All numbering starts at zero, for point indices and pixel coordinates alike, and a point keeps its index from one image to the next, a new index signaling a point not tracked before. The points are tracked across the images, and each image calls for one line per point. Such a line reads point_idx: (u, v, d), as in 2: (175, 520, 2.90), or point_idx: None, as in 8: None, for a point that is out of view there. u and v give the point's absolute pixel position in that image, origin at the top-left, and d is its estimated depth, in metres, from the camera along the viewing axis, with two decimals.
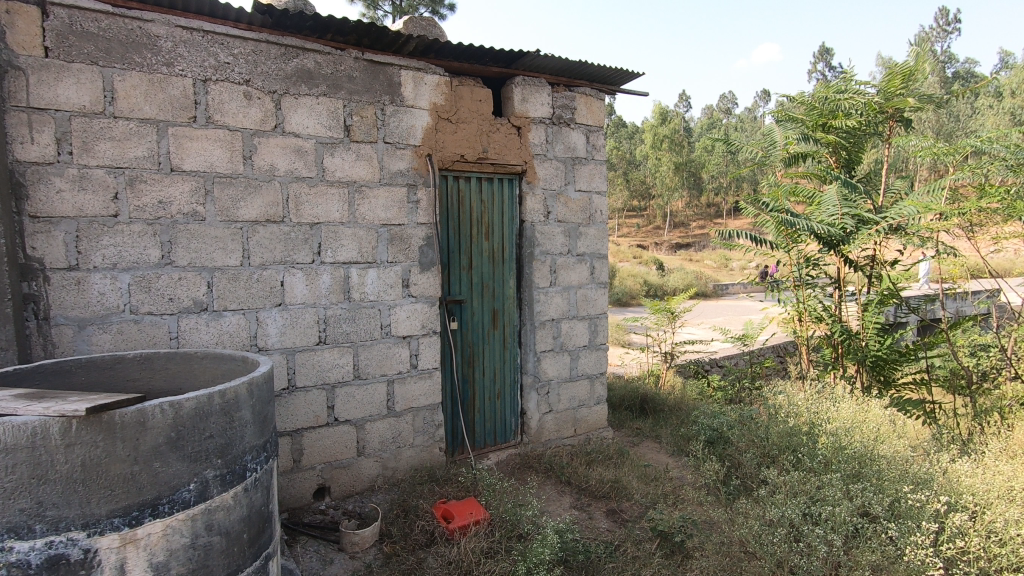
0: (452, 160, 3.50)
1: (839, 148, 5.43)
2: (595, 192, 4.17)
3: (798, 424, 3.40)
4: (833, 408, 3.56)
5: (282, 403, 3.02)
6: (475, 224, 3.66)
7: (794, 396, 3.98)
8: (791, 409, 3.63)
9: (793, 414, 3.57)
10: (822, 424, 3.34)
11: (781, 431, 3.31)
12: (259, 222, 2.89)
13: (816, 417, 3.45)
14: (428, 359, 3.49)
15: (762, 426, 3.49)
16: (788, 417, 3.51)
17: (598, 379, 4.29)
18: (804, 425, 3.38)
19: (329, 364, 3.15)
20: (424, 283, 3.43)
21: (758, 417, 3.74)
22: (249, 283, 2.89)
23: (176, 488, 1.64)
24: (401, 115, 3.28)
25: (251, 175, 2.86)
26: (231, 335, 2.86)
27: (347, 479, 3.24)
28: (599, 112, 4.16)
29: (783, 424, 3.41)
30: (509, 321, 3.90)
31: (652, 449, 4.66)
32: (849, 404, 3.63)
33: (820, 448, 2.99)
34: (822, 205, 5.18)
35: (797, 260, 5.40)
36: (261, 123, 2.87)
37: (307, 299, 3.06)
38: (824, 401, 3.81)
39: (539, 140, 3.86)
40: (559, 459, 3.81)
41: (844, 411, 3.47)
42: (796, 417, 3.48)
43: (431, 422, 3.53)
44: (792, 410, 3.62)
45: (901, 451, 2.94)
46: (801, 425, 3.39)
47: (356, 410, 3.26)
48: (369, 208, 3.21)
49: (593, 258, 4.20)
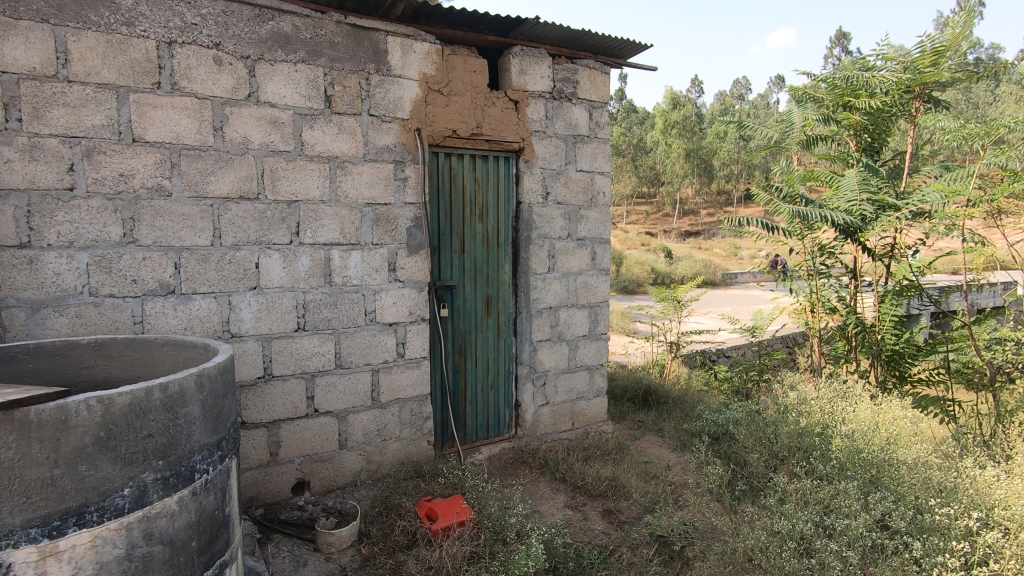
0: (443, 135, 3.26)
1: (860, 130, 5.12)
2: (598, 173, 3.93)
3: (811, 424, 3.18)
4: (848, 408, 3.33)
5: (258, 393, 2.84)
6: (467, 205, 3.44)
7: (805, 392, 3.75)
8: (803, 407, 3.41)
9: (806, 414, 3.34)
10: (836, 426, 3.12)
11: (791, 431, 3.09)
12: (231, 199, 2.68)
13: (830, 416, 3.23)
14: (416, 348, 3.29)
15: (772, 424, 3.28)
16: (799, 416, 3.29)
17: (598, 370, 4.08)
18: (816, 426, 3.15)
19: (308, 352, 2.96)
20: (412, 267, 3.21)
21: (766, 414, 3.52)
22: (220, 264, 2.69)
23: (107, 493, 1.46)
24: (388, 86, 3.04)
25: (222, 148, 2.65)
26: (201, 320, 2.67)
27: (328, 474, 3.07)
28: (604, 87, 3.90)
29: (794, 424, 3.18)
30: (504, 309, 3.68)
31: (654, 443, 4.46)
32: (864, 403, 3.41)
33: (834, 451, 2.77)
34: (840, 190, 4.91)
35: (811, 249, 5.14)
36: (233, 91, 2.65)
37: (284, 283, 2.86)
38: (838, 399, 3.58)
39: (539, 116, 3.61)
40: (554, 455, 3.62)
41: (861, 411, 3.24)
42: (808, 415, 3.26)
43: (419, 414, 3.34)
44: (804, 407, 3.39)
45: (923, 456, 2.71)
46: (814, 425, 3.17)
47: (338, 401, 3.07)
48: (352, 185, 2.99)
49: (594, 242, 3.96)
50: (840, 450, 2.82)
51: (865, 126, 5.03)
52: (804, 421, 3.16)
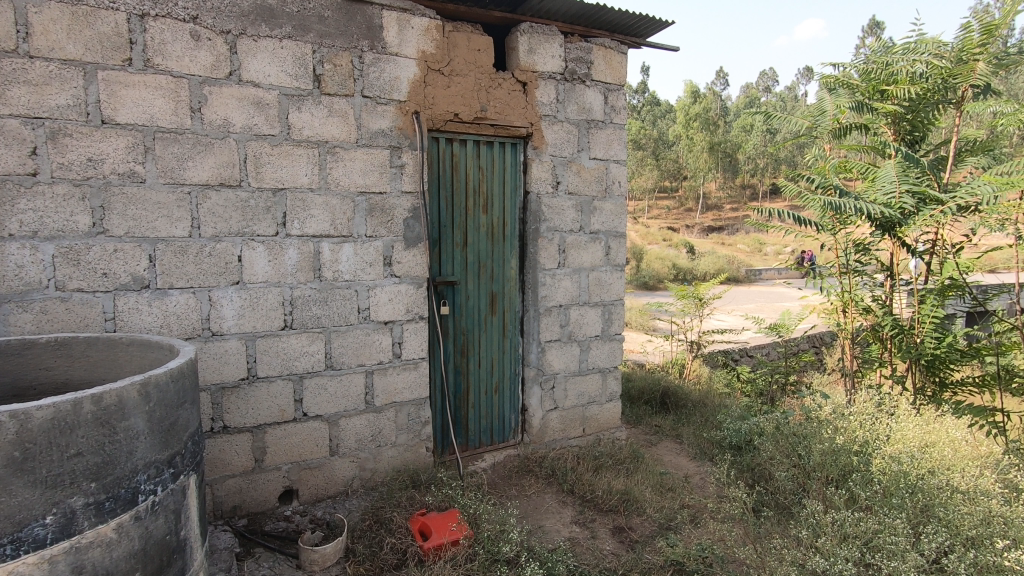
0: (444, 119, 3.02)
1: (899, 118, 4.73)
2: (614, 161, 3.65)
3: (846, 441, 2.87)
4: (890, 423, 3.01)
5: (242, 395, 2.65)
6: (470, 195, 3.19)
7: (838, 401, 3.44)
8: (837, 419, 3.10)
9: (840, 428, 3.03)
10: (879, 445, 2.80)
11: (824, 449, 2.79)
12: (210, 186, 2.48)
13: (868, 434, 2.91)
14: (414, 348, 3.07)
15: (802, 439, 2.98)
16: (831, 428, 2.98)
17: (612, 373, 3.82)
18: (855, 444, 2.84)
19: (297, 351, 2.76)
20: (409, 261, 2.99)
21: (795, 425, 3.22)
22: (199, 257, 2.50)
23: (24, 523, 1.26)
24: (383, 64, 2.81)
25: (201, 131, 2.44)
26: (178, 317, 2.48)
27: (318, 481, 2.87)
28: (621, 68, 3.61)
29: (826, 439, 2.87)
30: (510, 306, 3.44)
31: (671, 450, 4.19)
32: (907, 418, 3.09)
33: (876, 475, 2.47)
34: (876, 181, 4.54)
35: (844, 245, 4.77)
36: (212, 69, 2.44)
37: (269, 277, 2.66)
38: (876, 410, 3.26)
39: (549, 99, 3.34)
40: (562, 464, 3.38)
41: (903, 428, 2.92)
42: (842, 428, 2.96)
43: (417, 418, 3.12)
44: (838, 419, 3.08)
45: (978, 481, 2.40)
46: (849, 442, 2.86)
47: (328, 405, 2.86)
48: (343, 172, 2.77)
49: (609, 236, 3.69)
50: (882, 472, 2.52)
51: (905, 114, 4.65)
52: (837, 436, 2.85)
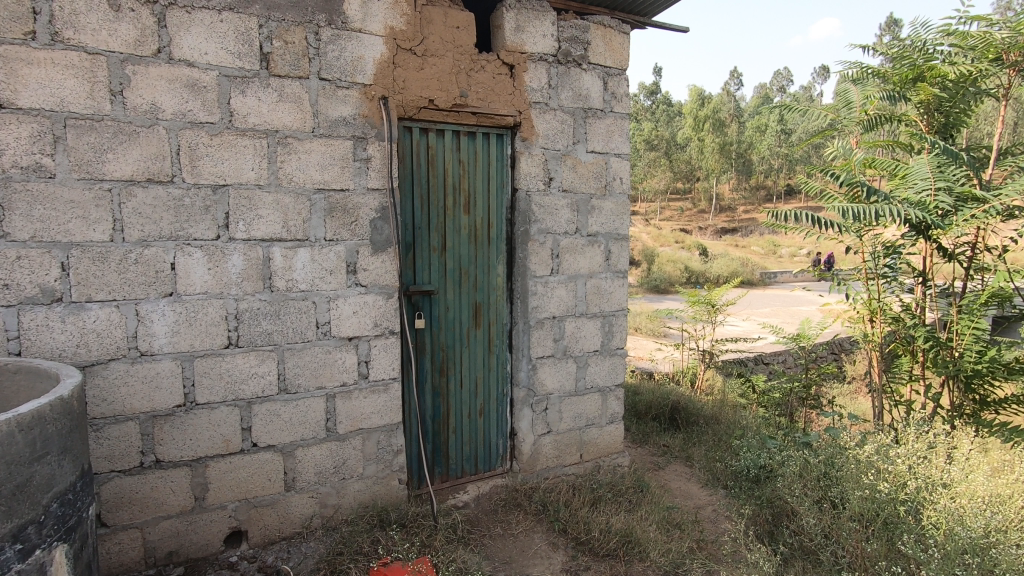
0: (417, 105, 2.64)
1: (933, 110, 4.22)
2: (615, 154, 3.25)
3: (892, 495, 2.49)
4: (942, 469, 2.61)
5: (177, 424, 2.29)
6: (449, 192, 2.81)
7: (875, 436, 3.02)
8: (875, 463, 2.68)
9: (884, 473, 2.63)
10: (935, 496, 2.43)
11: (864, 495, 2.47)
12: (135, 182, 2.13)
13: (920, 486, 2.51)
14: (384, 367, 2.69)
15: (838, 488, 2.62)
16: (872, 472, 2.62)
17: (613, 393, 3.42)
18: (904, 492, 2.48)
19: (242, 373, 2.39)
20: (376, 268, 2.62)
21: (824, 465, 2.81)
22: (124, 265, 2.14)
23: None
24: (344, 42, 2.44)
25: (123, 118, 2.09)
26: (99, 335, 2.13)
27: (271, 521, 2.50)
28: (623, 50, 3.21)
29: (866, 484, 2.54)
30: (496, 318, 3.04)
31: (680, 475, 3.78)
32: (962, 460, 2.66)
33: (933, 535, 2.21)
34: (908, 178, 4.06)
35: (872, 248, 4.23)
36: (137, 46, 2.09)
37: (209, 288, 2.30)
38: (919, 446, 2.81)
39: (540, 84, 2.96)
40: (555, 498, 2.99)
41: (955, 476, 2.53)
42: (884, 473, 2.60)
43: (388, 447, 2.75)
44: (879, 460, 2.68)
45: None
46: (897, 492, 2.49)
47: (281, 434, 2.50)
48: (298, 166, 2.40)
49: (608, 239, 3.29)
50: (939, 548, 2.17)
51: (940, 104, 4.14)
52: (879, 482, 2.51)
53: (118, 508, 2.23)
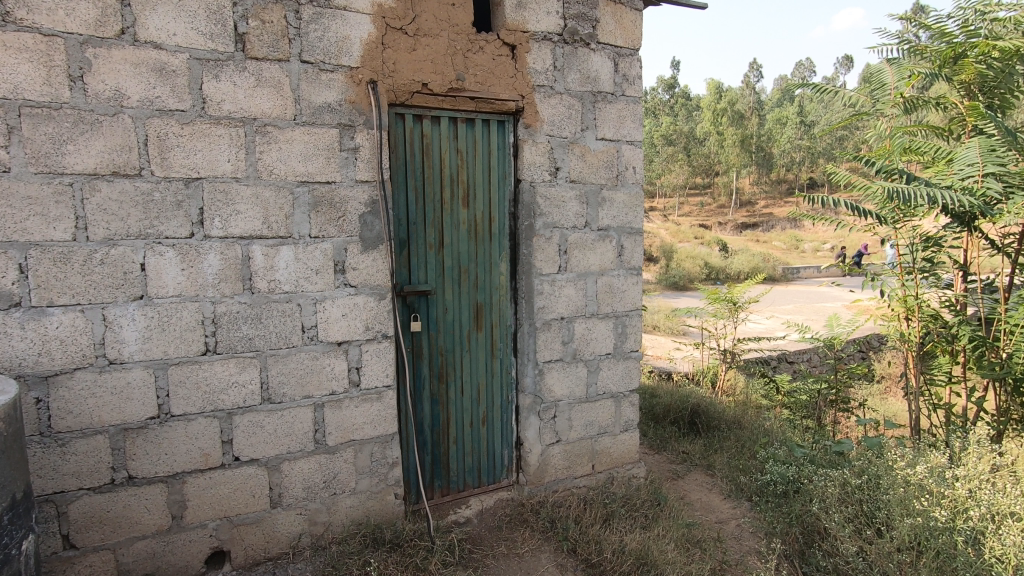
0: (409, 90, 2.43)
1: (976, 90, 3.91)
2: (627, 141, 3.01)
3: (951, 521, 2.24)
4: (1010, 496, 2.35)
5: (151, 437, 2.12)
6: (446, 184, 2.60)
7: (928, 454, 2.75)
8: (927, 485, 2.43)
9: (937, 497, 2.39)
10: (1002, 527, 2.18)
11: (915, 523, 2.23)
12: (99, 176, 1.96)
13: (986, 514, 2.27)
14: (376, 374, 2.50)
15: (885, 510, 2.39)
16: (924, 498, 2.37)
17: (627, 399, 3.18)
18: (961, 520, 2.24)
19: (221, 382, 2.21)
20: (367, 267, 2.42)
21: (872, 486, 2.55)
22: (88, 266, 1.97)
23: None
24: (327, 21, 2.24)
25: (84, 105, 1.92)
26: (63, 342, 1.96)
27: (255, 541, 2.32)
28: (635, 29, 2.97)
29: (919, 511, 2.31)
30: (499, 320, 2.82)
31: (701, 485, 3.52)
32: None
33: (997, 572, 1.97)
34: (954, 162, 3.73)
35: (909, 240, 3.92)
36: (98, 27, 1.91)
37: (184, 290, 2.12)
38: (982, 468, 2.55)
39: (544, 65, 2.73)
40: (563, 514, 2.76)
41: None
42: (940, 498, 2.35)
43: (382, 459, 2.55)
44: (933, 484, 2.43)
45: None
46: (955, 520, 2.25)
47: (265, 447, 2.31)
48: (279, 157, 2.21)
49: (621, 234, 3.05)
50: None
51: (984, 83, 3.82)
52: (934, 508, 2.28)
53: (88, 529, 2.06)
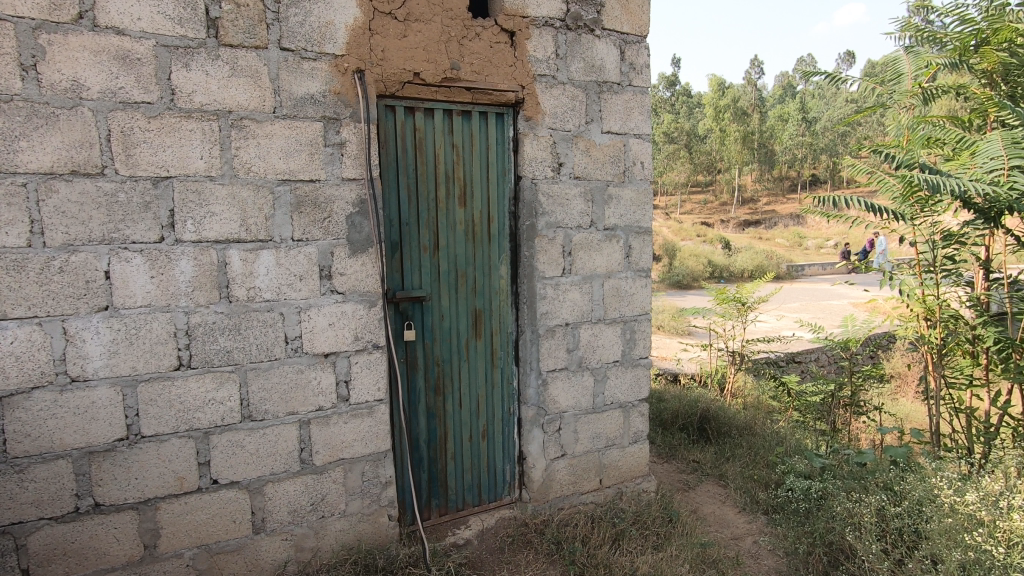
0: (399, 80, 2.24)
1: (997, 80, 3.70)
2: (634, 135, 2.82)
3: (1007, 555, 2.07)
4: None
5: (119, 460, 1.94)
6: (441, 182, 2.42)
7: (981, 481, 2.58)
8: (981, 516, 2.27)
9: (991, 527, 2.23)
10: None
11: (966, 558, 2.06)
12: (56, 176, 1.78)
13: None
14: (367, 388, 2.31)
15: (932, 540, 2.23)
16: (978, 530, 2.20)
17: (636, 409, 2.99)
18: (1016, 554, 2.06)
19: (197, 400, 2.03)
20: (356, 272, 2.23)
21: (921, 514, 2.40)
22: (46, 275, 1.79)
23: None
24: (309, 4, 2.06)
25: (38, 98, 1.74)
26: (19, 359, 1.78)
27: (236, 570, 2.14)
28: (642, 14, 2.77)
29: (971, 545, 2.13)
30: (500, 327, 2.64)
31: (714, 497, 3.34)
32: None
33: None
34: (977, 154, 3.48)
35: (927, 237, 3.69)
36: (53, 10, 1.73)
37: (154, 300, 1.94)
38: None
39: (546, 53, 2.54)
40: (570, 535, 2.57)
41: None
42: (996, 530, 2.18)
43: (374, 479, 2.37)
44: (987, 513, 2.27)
45: None
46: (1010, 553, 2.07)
47: (246, 469, 2.13)
48: (257, 154, 2.03)
49: (628, 233, 2.86)
50: None
51: (1007, 72, 3.62)
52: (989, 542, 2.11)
53: (50, 562, 1.89)
